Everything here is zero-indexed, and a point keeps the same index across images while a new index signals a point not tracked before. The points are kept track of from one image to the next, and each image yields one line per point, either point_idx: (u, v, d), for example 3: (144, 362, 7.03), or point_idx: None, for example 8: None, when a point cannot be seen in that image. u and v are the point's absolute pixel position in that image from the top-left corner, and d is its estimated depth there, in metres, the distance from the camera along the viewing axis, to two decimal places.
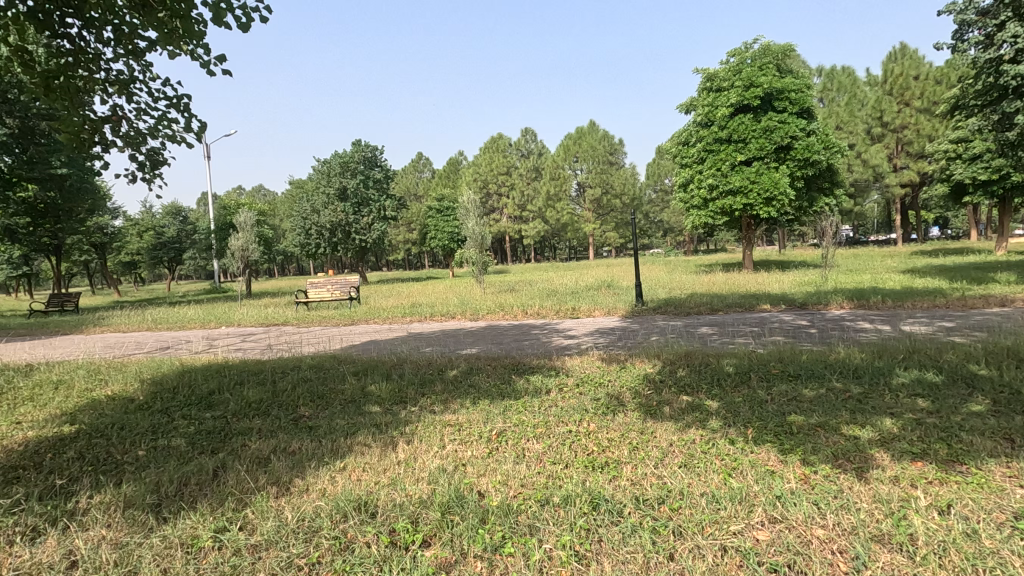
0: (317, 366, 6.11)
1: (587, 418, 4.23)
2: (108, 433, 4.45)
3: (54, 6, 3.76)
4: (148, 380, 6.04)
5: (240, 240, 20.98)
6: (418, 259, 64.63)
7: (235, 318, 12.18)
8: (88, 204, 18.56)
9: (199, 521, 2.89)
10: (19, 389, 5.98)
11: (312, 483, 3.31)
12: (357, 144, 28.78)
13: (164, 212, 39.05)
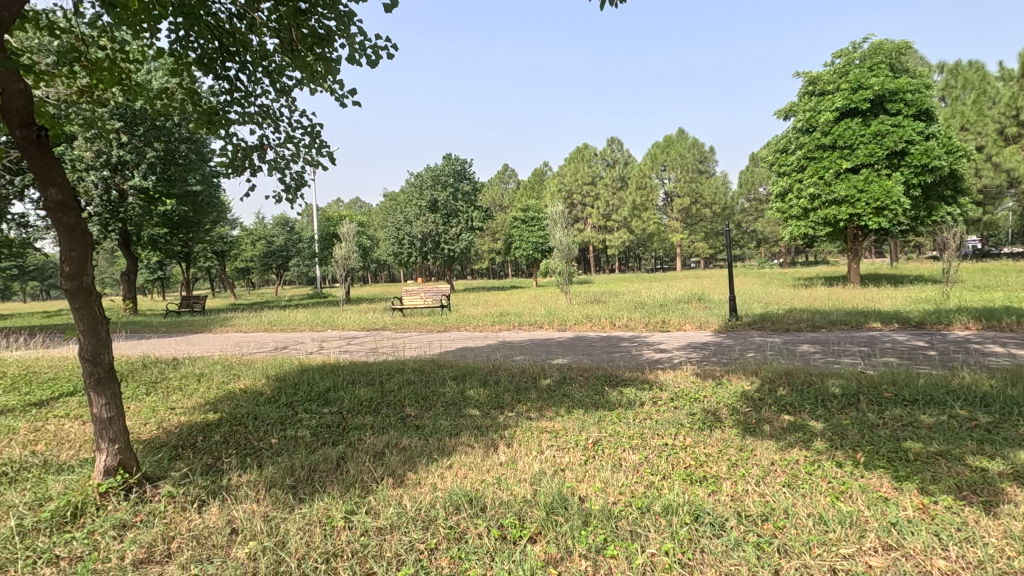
0: (419, 369, 6.55)
1: (683, 432, 4.25)
2: (245, 421, 5.06)
3: (219, 53, 4.39)
4: (272, 376, 6.76)
5: (342, 250, 22.61)
6: (502, 268, 65.93)
7: (339, 322, 13.18)
8: (213, 216, 20.78)
9: (332, 503, 3.28)
10: (169, 379, 6.92)
11: (425, 477, 3.62)
12: (448, 158, 30.07)
13: (274, 222, 42.72)
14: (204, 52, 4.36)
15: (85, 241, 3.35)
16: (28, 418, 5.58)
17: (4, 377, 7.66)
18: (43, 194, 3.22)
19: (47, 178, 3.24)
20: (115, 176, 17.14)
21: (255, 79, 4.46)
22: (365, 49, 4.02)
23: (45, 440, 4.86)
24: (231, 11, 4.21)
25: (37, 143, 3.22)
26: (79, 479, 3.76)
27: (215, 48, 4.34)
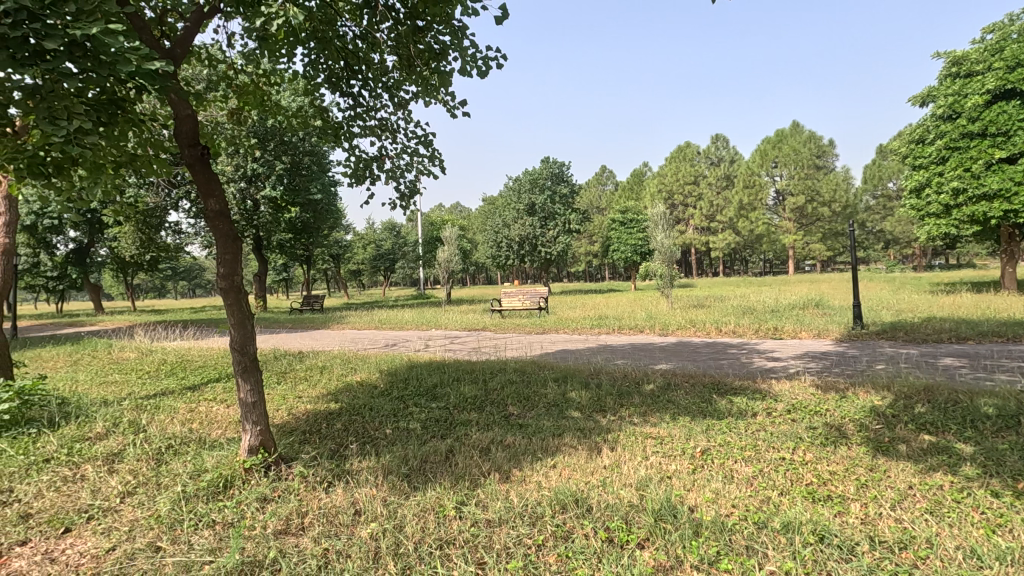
0: (521, 369, 6.68)
1: (802, 446, 3.97)
2: (362, 412, 5.46)
3: (346, 72, 4.77)
4: (384, 371, 7.22)
5: (445, 253, 23.58)
6: (599, 271, 65.21)
7: (441, 322, 13.73)
8: (330, 223, 22.54)
9: (443, 492, 3.46)
10: (297, 370, 7.64)
11: (530, 475, 3.70)
12: (546, 161, 30.33)
13: (383, 227, 45.58)
14: (332, 71, 4.77)
15: (238, 245, 3.79)
16: (185, 399, 6.44)
17: (165, 363, 8.85)
18: (204, 204, 3.71)
19: (208, 191, 3.72)
20: (250, 187, 19.22)
21: (375, 94, 4.80)
22: (476, 61, 4.15)
23: (198, 419, 5.57)
24: (356, 33, 4.57)
25: (200, 160, 3.71)
26: (228, 455, 4.27)
27: (342, 68, 4.73)
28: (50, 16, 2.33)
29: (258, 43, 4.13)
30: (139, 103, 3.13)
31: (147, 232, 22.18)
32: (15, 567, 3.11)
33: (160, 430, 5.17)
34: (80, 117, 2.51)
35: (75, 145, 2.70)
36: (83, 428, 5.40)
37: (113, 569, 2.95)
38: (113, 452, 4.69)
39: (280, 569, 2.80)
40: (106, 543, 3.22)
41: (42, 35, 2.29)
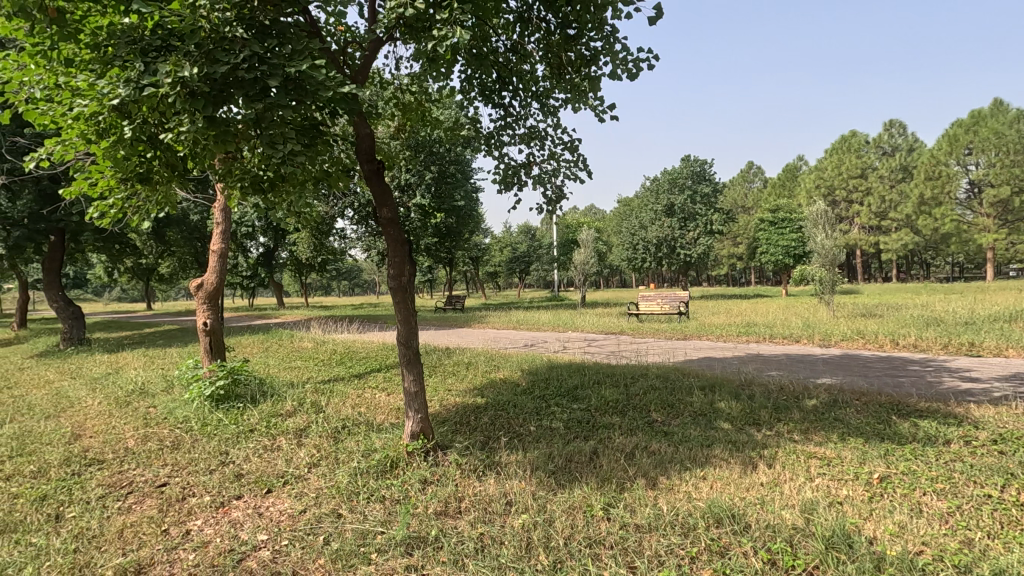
0: (663, 376, 6.47)
1: (1015, 484, 3.35)
2: (507, 408, 5.69)
3: (498, 84, 5.01)
4: (526, 370, 7.45)
5: (581, 255, 23.58)
6: (744, 275, 60.71)
7: (578, 324, 13.75)
8: (471, 227, 23.72)
9: (591, 492, 3.49)
10: (446, 365, 8.20)
11: (678, 484, 3.59)
12: (687, 159, 28.96)
13: (519, 230, 46.99)
14: (485, 85, 5.05)
15: (406, 249, 4.19)
16: (354, 386, 7.26)
17: (335, 353, 10.04)
18: (379, 213, 4.16)
19: (382, 201, 4.15)
20: (403, 196, 21.02)
21: (525, 103, 4.98)
22: (628, 63, 4.09)
23: (365, 404, 6.23)
24: (508, 46, 4.78)
25: (376, 173, 4.15)
26: (393, 439, 4.73)
27: (494, 80, 4.98)
28: (274, 58, 2.78)
29: (423, 65, 4.51)
30: (332, 126, 3.60)
31: (319, 238, 25.24)
32: (233, 517, 3.76)
33: (336, 412, 5.89)
34: (291, 141, 2.96)
35: (286, 164, 3.19)
36: (276, 405, 6.34)
37: (305, 529, 3.44)
38: (300, 428, 5.44)
39: (442, 546, 3.06)
40: (299, 506, 3.76)
41: (267, 74, 2.74)
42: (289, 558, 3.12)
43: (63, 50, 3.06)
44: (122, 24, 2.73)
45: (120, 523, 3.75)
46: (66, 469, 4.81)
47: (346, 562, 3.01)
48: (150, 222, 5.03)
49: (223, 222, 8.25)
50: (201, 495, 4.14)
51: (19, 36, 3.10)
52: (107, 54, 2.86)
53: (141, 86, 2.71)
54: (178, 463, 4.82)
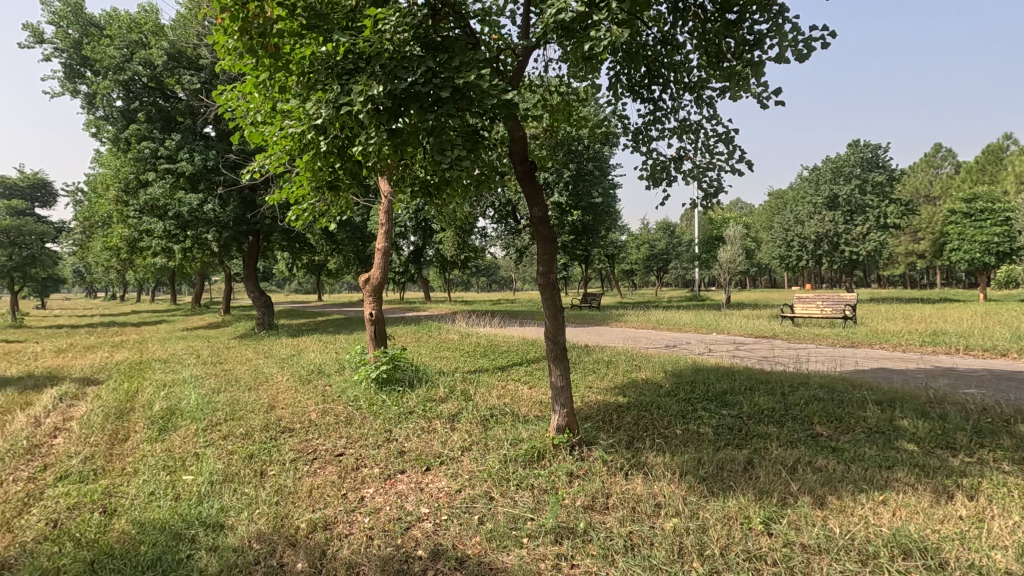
0: (828, 387, 5.83)
1: None
2: (650, 408, 5.54)
3: (648, 78, 4.86)
4: (669, 372, 7.20)
5: (728, 253, 22.00)
6: (928, 276, 52.36)
7: (724, 326, 12.93)
8: (608, 225, 23.38)
9: (748, 504, 3.30)
10: (586, 362, 8.23)
11: (852, 506, 3.25)
12: (854, 144, 25.57)
13: (658, 227, 45.33)
14: (634, 81, 4.93)
15: (555, 247, 4.32)
16: (498, 378, 7.61)
17: (480, 345, 10.60)
18: (530, 212, 4.31)
19: (533, 201, 4.31)
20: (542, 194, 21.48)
21: (676, 96, 4.78)
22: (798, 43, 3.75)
23: (509, 396, 6.50)
24: (659, 38, 4.62)
25: (528, 174, 4.32)
26: (539, 430, 4.89)
27: (644, 73, 4.83)
28: (444, 71, 3.03)
29: (572, 64, 4.55)
30: (490, 131, 3.81)
31: (463, 236, 26.73)
32: (399, 489, 4.18)
33: (483, 401, 6.24)
34: (459, 148, 3.21)
35: (453, 169, 3.45)
36: (430, 391, 6.88)
37: (461, 507, 3.71)
38: (453, 413, 5.85)
39: (590, 540, 3.11)
40: (455, 485, 4.05)
41: (440, 87, 3.00)
42: (449, 532, 3.40)
43: (277, 79, 3.62)
44: (323, 53, 3.16)
45: (309, 485, 4.35)
46: (266, 433, 5.70)
47: (499, 543, 3.20)
48: (333, 224, 5.72)
49: (386, 222, 9.09)
50: (371, 466, 4.66)
51: (245, 71, 3.72)
52: (311, 80, 3.34)
53: (339, 104, 3.12)
54: (352, 436, 5.46)
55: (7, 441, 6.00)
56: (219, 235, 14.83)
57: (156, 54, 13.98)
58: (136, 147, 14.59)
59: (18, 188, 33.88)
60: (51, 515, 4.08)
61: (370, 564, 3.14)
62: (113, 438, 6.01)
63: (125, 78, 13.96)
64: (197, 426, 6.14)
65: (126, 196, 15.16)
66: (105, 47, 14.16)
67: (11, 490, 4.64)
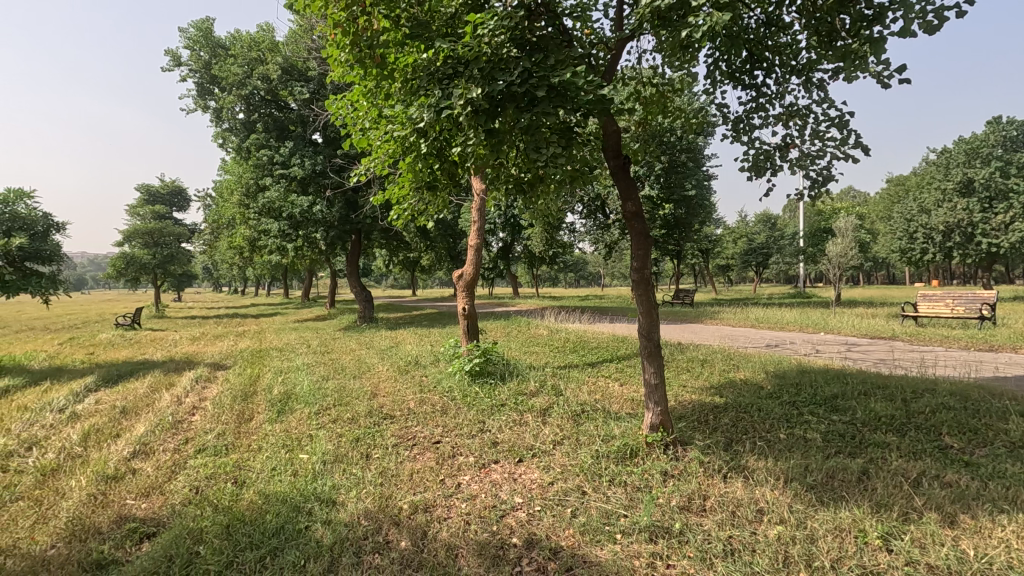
0: (960, 395, 5.24)
1: None
2: (750, 410, 5.26)
3: (750, 63, 4.60)
4: (771, 373, 6.81)
5: (839, 246, 20.19)
6: None
7: (834, 325, 11.95)
8: (702, 219, 22.40)
9: (864, 517, 3.07)
10: (679, 361, 7.98)
11: (990, 527, 2.92)
12: (993, 122, 22.89)
13: (757, 219, 42.78)
14: (734, 67, 4.68)
15: (649, 242, 4.26)
16: (588, 374, 7.59)
17: (569, 341, 10.63)
18: (623, 207, 4.27)
19: (626, 195, 4.25)
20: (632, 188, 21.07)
21: (781, 81, 4.50)
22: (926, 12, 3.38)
23: (600, 392, 6.47)
24: (763, 19, 4.37)
25: (621, 168, 4.27)
26: (631, 428, 4.83)
27: (745, 59, 4.58)
28: (540, 70, 3.08)
29: (668, 54, 4.41)
30: (583, 128, 3.80)
31: (551, 232, 26.79)
32: (493, 478, 4.32)
33: (574, 396, 6.26)
34: (554, 145, 3.27)
35: (547, 166, 3.51)
36: (521, 385, 7.01)
37: (554, 499, 3.77)
38: (544, 407, 5.93)
39: (687, 541, 3.05)
40: (547, 478, 4.11)
41: (535, 86, 3.06)
42: (543, 523, 3.47)
43: (382, 87, 3.86)
44: (425, 60, 3.33)
45: (410, 469, 4.61)
46: (369, 419, 6.10)
47: (593, 537, 3.22)
48: (432, 222, 5.97)
49: (478, 219, 9.33)
50: (466, 455, 4.85)
51: (354, 80, 3.99)
52: (414, 86, 3.52)
53: (440, 108, 3.27)
54: (449, 425, 5.71)
55: (156, 417, 6.89)
56: (325, 234, 15.95)
57: (272, 69, 15.28)
58: (256, 155, 16.09)
59: (159, 195, 38.41)
60: (193, 483, 4.66)
61: (468, 547, 3.28)
62: (241, 417, 6.72)
63: (245, 92, 15.39)
64: (309, 410, 6.70)
65: (247, 200, 16.78)
66: (230, 66, 15.70)
67: (162, 458, 5.34)
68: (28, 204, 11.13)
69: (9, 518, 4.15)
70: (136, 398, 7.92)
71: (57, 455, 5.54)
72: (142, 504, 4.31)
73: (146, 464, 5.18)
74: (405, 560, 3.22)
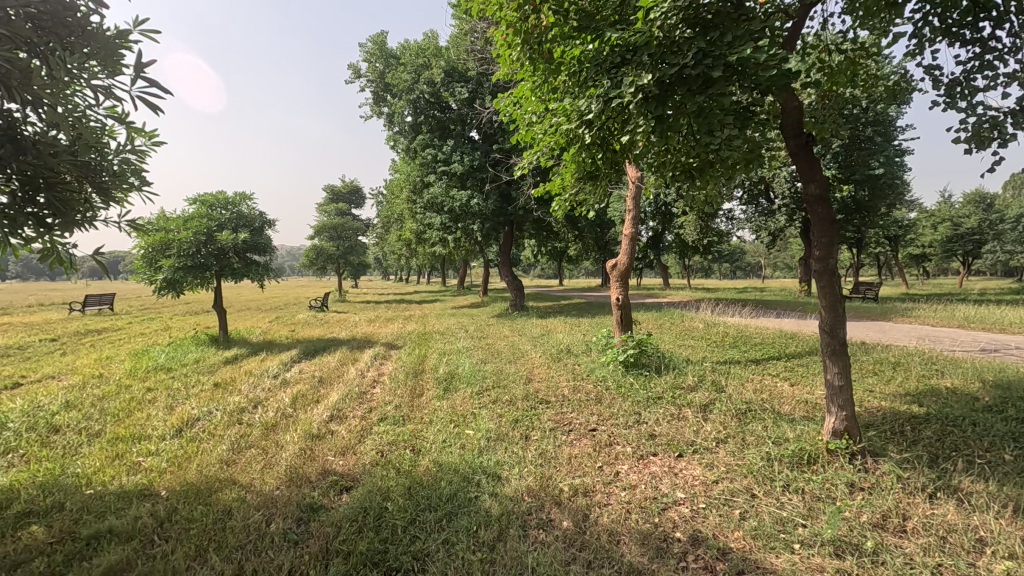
0: None
1: None
2: (961, 424, 4.47)
3: (972, 13, 3.86)
4: (990, 382, 5.71)
5: None
6: None
7: None
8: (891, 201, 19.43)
9: None
10: (864, 362, 7.08)
11: None
12: None
13: (966, 201, 35.94)
14: (950, 21, 3.96)
15: (836, 228, 3.84)
16: (753, 371, 7.09)
17: (728, 336, 10.01)
18: (806, 189, 3.92)
19: (810, 176, 3.90)
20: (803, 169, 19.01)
21: (1017, 32, 3.72)
22: None
23: (767, 391, 6.01)
24: None
25: (804, 148, 3.91)
26: (808, 432, 4.43)
27: (966, 9, 3.85)
28: (716, 49, 2.93)
29: (863, 13, 3.88)
30: (760, 106, 3.52)
31: (706, 220, 25.30)
32: (652, 470, 4.27)
33: (738, 394, 5.90)
34: (728, 127, 3.09)
35: (722, 150, 3.33)
36: (678, 378, 6.79)
37: (720, 498, 3.61)
38: (705, 402, 5.68)
39: (882, 562, 2.74)
40: (711, 476, 3.95)
41: (710, 66, 2.92)
42: (709, 521, 3.36)
43: (549, 82, 3.99)
44: (591, 52, 3.37)
45: (568, 453, 4.74)
46: (527, 402, 6.38)
47: (766, 542, 3.04)
48: (591, 212, 6.01)
49: (632, 207, 9.14)
50: (623, 445, 4.84)
51: (522, 77, 4.18)
52: (582, 78, 3.58)
53: (609, 97, 3.29)
54: (604, 414, 5.75)
55: (346, 387, 7.95)
56: (481, 226, 16.85)
57: (436, 73, 16.48)
58: (422, 154, 17.54)
59: (341, 194, 43.70)
60: (379, 447, 5.30)
61: (630, 535, 3.30)
62: (414, 392, 7.47)
63: (413, 97, 16.78)
64: (471, 390, 7.21)
65: (415, 196, 18.40)
66: (401, 73, 17.19)
67: (353, 423, 6.15)
68: (249, 205, 13.38)
69: (245, 461, 5.11)
70: (329, 370, 9.20)
71: (276, 413, 6.67)
72: (340, 461, 5.03)
73: (341, 427, 6.01)
74: (569, 539, 3.34)
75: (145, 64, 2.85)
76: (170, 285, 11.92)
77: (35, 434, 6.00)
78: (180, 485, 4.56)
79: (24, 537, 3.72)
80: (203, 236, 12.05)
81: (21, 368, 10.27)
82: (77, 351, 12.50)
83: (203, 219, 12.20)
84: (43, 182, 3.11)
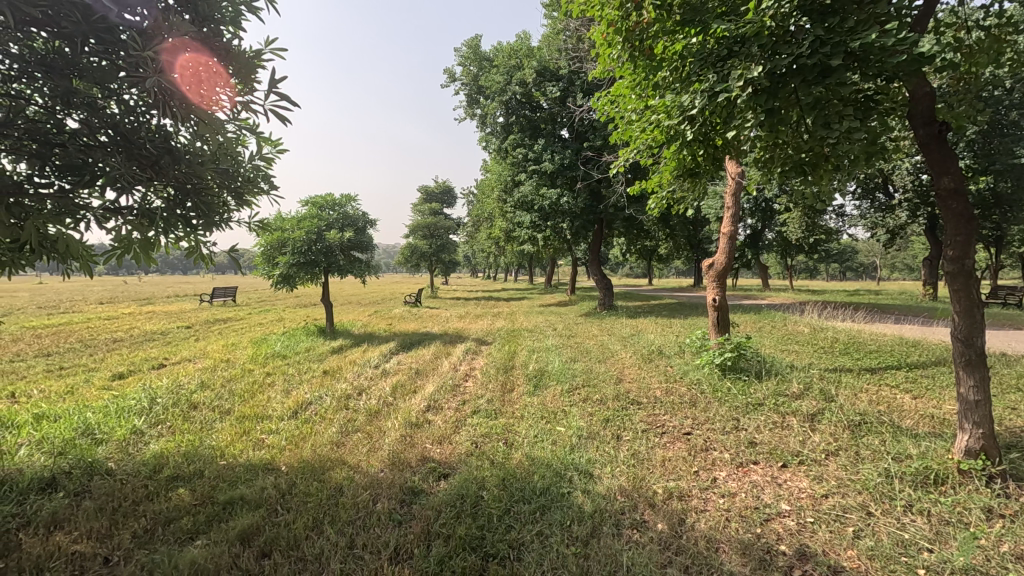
0: None
1: None
2: None
3: None
4: None
5: None
6: None
7: None
8: None
9: None
10: (1005, 376, 6.28)
11: None
12: None
13: None
14: None
15: (973, 225, 3.46)
16: (867, 380, 6.53)
17: (839, 341, 9.29)
18: (938, 182, 3.57)
19: (942, 169, 3.55)
20: None
21: None
22: None
23: (886, 403, 5.52)
24: None
25: (936, 138, 3.56)
26: (935, 449, 4.04)
27: None
28: (835, 36, 2.77)
29: None
30: (884, 93, 3.26)
31: (813, 216, 23.55)
32: (753, 479, 4.09)
33: (850, 404, 5.48)
34: (848, 118, 2.90)
35: (840, 143, 3.14)
36: (781, 385, 6.42)
37: (831, 514, 3.40)
38: (812, 411, 5.34)
39: None
40: (820, 489, 3.72)
41: (828, 55, 2.75)
42: (817, 536, 3.17)
43: (649, 79, 3.97)
44: (696, 45, 3.30)
45: (661, 456, 4.66)
46: (617, 402, 6.33)
47: (885, 564, 2.82)
48: (689, 210, 5.85)
49: (730, 205, 8.73)
50: (721, 450, 4.67)
51: (621, 76, 4.18)
52: (684, 74, 3.51)
53: (714, 92, 3.21)
54: (699, 418, 5.57)
55: (441, 379, 8.30)
56: (571, 223, 16.82)
57: (529, 74, 16.68)
58: (514, 154, 17.84)
59: (433, 194, 45.48)
60: (474, 438, 5.50)
61: (729, 544, 3.20)
62: (505, 387, 7.66)
63: (506, 98, 17.14)
64: (561, 387, 7.27)
65: (506, 195, 18.76)
66: (494, 75, 17.59)
67: (448, 414, 6.43)
68: (354, 206, 14.31)
69: (353, 444, 5.52)
70: (425, 362, 9.66)
71: (378, 401, 7.11)
72: (437, 449, 5.28)
73: (437, 417, 6.30)
74: (664, 541, 3.30)
75: (276, 80, 3.15)
76: (285, 280, 13.03)
77: (178, 409, 6.83)
78: (298, 462, 5.02)
79: (174, 498, 4.28)
80: (314, 235, 13.08)
81: (165, 351, 11.73)
82: (208, 338, 14.04)
83: (314, 219, 13.25)
84: (191, 188, 3.54)
